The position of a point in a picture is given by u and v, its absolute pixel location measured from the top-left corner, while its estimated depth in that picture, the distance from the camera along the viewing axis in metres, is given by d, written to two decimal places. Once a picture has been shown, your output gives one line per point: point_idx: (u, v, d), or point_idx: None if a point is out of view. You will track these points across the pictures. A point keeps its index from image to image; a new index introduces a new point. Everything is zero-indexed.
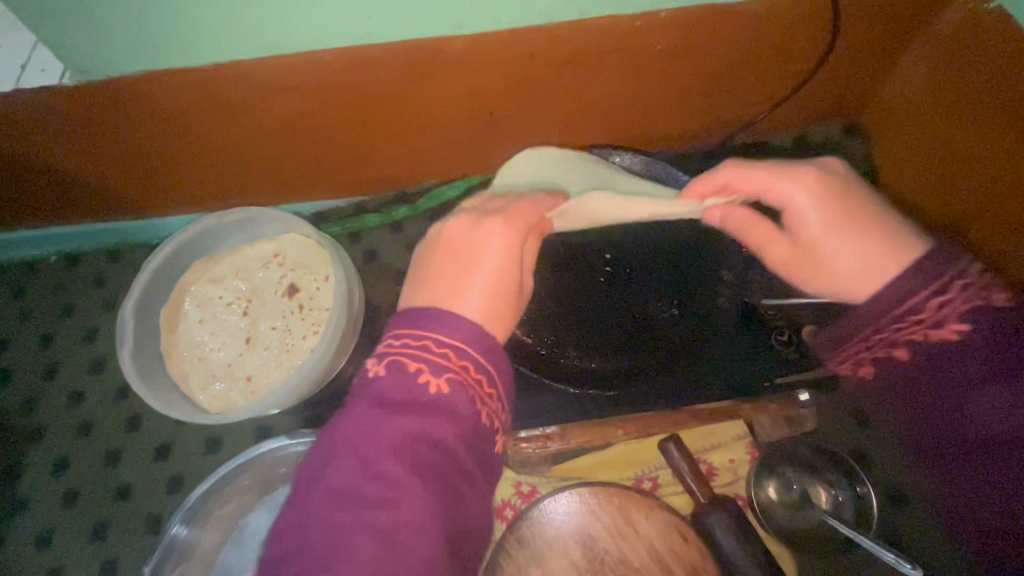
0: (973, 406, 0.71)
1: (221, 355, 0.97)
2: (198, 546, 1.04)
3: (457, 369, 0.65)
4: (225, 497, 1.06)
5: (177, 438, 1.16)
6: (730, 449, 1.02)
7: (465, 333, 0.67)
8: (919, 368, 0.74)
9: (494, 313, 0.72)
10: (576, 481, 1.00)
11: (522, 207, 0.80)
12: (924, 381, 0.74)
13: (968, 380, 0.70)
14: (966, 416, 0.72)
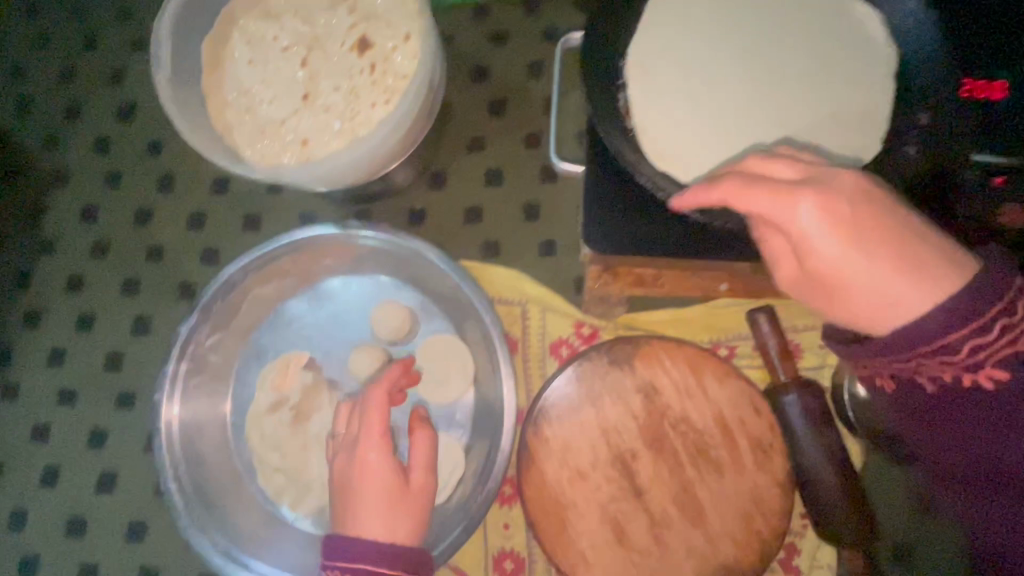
0: (953, 438, 0.50)
1: (270, 108, 0.80)
2: (234, 319, 0.97)
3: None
4: (266, 275, 0.97)
5: (213, 208, 1.06)
6: (825, 336, 0.91)
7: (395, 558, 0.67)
8: (907, 416, 0.52)
9: (390, 513, 0.70)
10: (647, 334, 0.90)
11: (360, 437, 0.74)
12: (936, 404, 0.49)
13: (975, 423, 0.48)
14: (941, 447, 0.51)
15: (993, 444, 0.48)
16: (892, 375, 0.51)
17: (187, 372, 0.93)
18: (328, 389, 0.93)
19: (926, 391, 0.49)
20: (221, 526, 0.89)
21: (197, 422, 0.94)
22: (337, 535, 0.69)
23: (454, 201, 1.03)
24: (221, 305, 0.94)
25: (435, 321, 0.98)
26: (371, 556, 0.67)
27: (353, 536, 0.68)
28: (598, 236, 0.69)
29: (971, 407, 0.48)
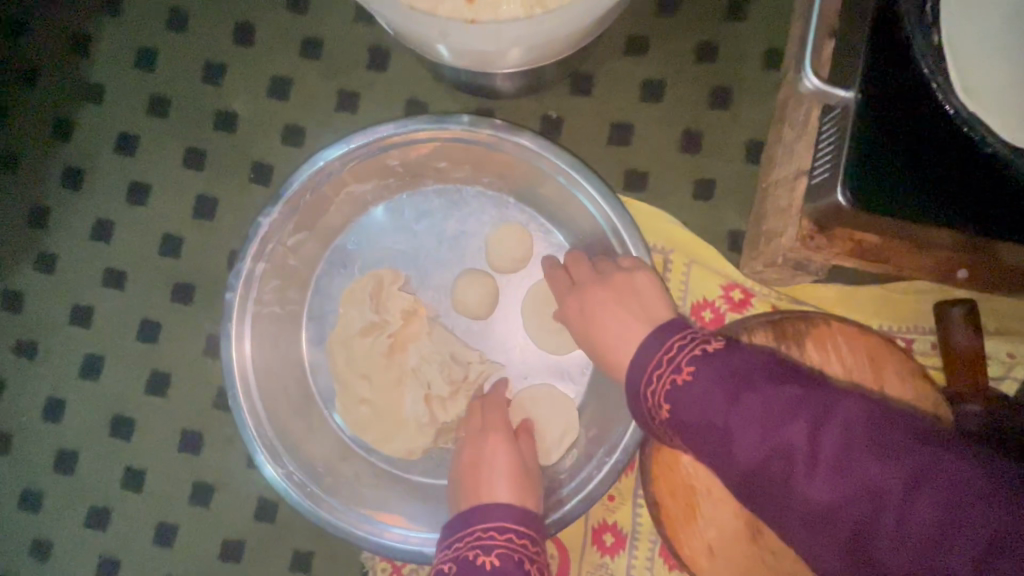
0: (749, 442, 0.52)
1: None
2: (322, 217, 0.81)
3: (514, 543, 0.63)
4: (365, 170, 0.79)
5: (298, 76, 0.86)
6: (1016, 343, 0.78)
7: (522, 520, 0.66)
8: (717, 384, 0.55)
9: (513, 479, 0.70)
10: (816, 310, 0.76)
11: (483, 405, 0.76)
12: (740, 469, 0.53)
13: (732, 395, 0.54)
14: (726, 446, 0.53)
15: (732, 404, 0.53)
16: (699, 357, 0.57)
17: (263, 272, 0.78)
18: (429, 318, 0.78)
19: (688, 398, 0.56)
20: (293, 454, 0.77)
21: (270, 332, 0.80)
22: (464, 511, 0.67)
23: (598, 114, 0.84)
24: (312, 198, 0.78)
25: (561, 257, 0.82)
26: (502, 522, 0.65)
27: (482, 503, 0.67)
28: (861, 180, 0.54)
29: (756, 435, 0.51)
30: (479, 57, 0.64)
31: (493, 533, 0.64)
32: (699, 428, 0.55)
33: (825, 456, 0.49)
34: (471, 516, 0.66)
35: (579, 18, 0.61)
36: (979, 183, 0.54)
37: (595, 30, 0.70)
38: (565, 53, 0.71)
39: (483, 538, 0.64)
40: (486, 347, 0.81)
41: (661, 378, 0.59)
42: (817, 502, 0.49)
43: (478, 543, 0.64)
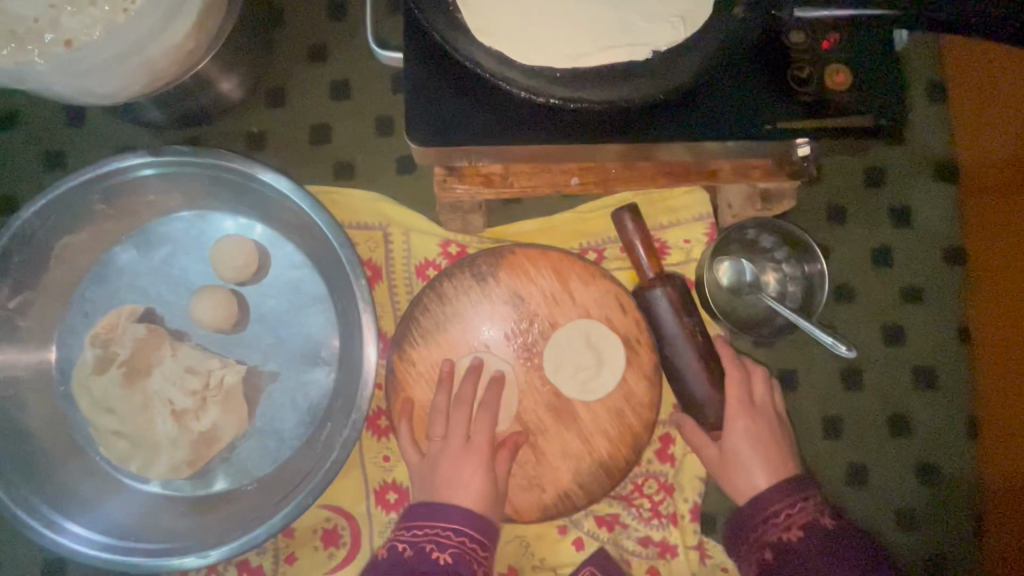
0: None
1: (16, 2, 0.64)
2: (43, 275, 0.84)
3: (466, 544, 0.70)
4: (74, 222, 0.84)
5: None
6: (688, 229, 0.91)
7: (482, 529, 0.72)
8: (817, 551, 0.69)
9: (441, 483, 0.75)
10: (513, 243, 0.86)
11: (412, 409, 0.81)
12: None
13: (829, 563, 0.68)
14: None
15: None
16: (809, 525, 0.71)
17: None
18: (170, 341, 0.84)
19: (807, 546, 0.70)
20: (57, 502, 0.80)
21: (12, 395, 0.82)
22: (427, 507, 0.72)
23: (296, 119, 0.92)
24: (19, 259, 0.81)
25: (284, 248, 0.89)
26: (461, 524, 0.71)
27: (444, 501, 0.73)
28: (419, 122, 0.61)
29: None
30: (102, 87, 0.68)
31: (456, 537, 0.70)
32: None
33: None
34: (425, 511, 0.72)
35: None
36: (517, 108, 0.63)
37: (224, 29, 0.74)
38: (206, 58, 0.74)
39: (443, 537, 0.70)
40: (238, 353, 0.86)
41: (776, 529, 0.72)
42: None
43: (444, 542, 0.69)
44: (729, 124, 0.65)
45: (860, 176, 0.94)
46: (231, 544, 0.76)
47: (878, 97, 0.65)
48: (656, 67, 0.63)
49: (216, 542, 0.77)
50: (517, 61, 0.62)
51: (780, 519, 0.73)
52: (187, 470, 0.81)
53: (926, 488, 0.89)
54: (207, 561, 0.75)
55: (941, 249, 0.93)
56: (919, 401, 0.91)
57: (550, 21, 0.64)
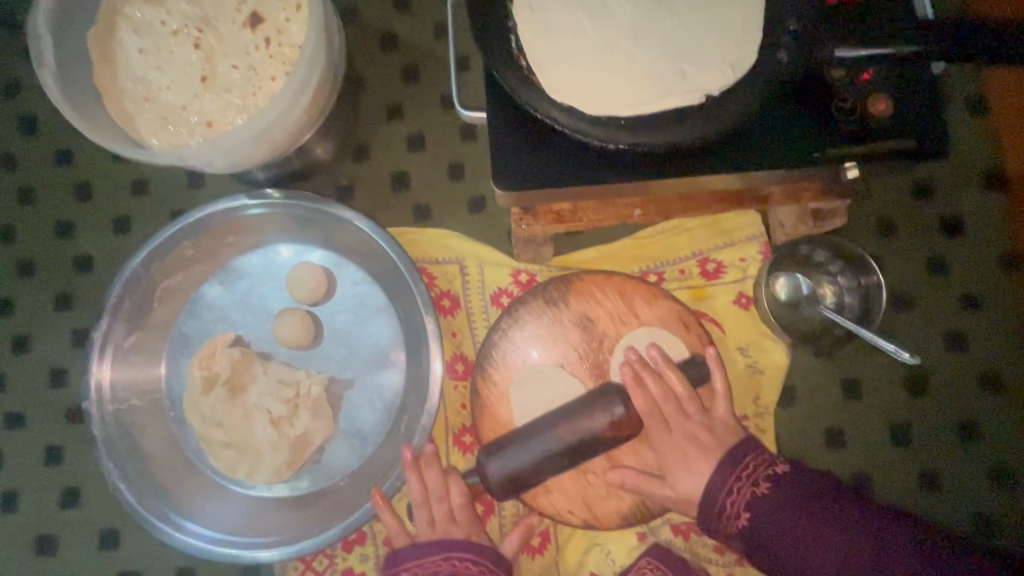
0: (804, 556, 0.71)
1: (169, 95, 0.79)
2: (153, 317, 0.98)
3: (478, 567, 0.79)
4: (172, 267, 0.98)
5: (134, 210, 1.04)
6: (743, 249, 0.96)
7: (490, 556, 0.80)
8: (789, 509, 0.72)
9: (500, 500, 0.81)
10: (579, 270, 0.94)
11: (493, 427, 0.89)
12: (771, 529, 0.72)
13: (801, 514, 0.72)
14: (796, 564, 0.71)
15: (801, 518, 0.71)
16: (772, 478, 0.74)
17: (115, 371, 0.94)
18: (260, 360, 0.95)
19: (762, 521, 0.72)
20: (181, 513, 0.91)
21: (135, 422, 0.95)
22: (431, 541, 0.80)
23: (379, 170, 1.04)
24: (130, 299, 0.94)
25: (348, 267, 1.01)
26: (465, 553, 0.79)
27: (454, 537, 0.81)
28: (502, 172, 0.71)
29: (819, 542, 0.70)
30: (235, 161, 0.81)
31: (460, 563, 0.78)
32: (771, 540, 0.72)
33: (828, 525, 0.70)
34: (435, 547, 0.80)
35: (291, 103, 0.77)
36: (576, 150, 0.72)
37: (326, 106, 0.87)
38: (311, 130, 0.88)
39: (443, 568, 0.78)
40: (319, 366, 0.97)
41: (739, 494, 0.74)
42: (805, 568, 0.71)
43: (442, 568, 0.78)
44: (778, 154, 0.71)
45: (908, 190, 0.97)
46: (338, 528, 0.87)
47: (920, 120, 0.71)
48: (710, 108, 0.70)
49: (321, 529, 0.87)
50: (586, 114, 0.71)
51: (729, 509, 0.74)
52: (288, 471, 0.92)
53: (1003, 492, 0.90)
54: (316, 546, 0.86)
55: (997, 255, 0.95)
56: (986, 404, 0.92)
57: (615, 75, 0.72)
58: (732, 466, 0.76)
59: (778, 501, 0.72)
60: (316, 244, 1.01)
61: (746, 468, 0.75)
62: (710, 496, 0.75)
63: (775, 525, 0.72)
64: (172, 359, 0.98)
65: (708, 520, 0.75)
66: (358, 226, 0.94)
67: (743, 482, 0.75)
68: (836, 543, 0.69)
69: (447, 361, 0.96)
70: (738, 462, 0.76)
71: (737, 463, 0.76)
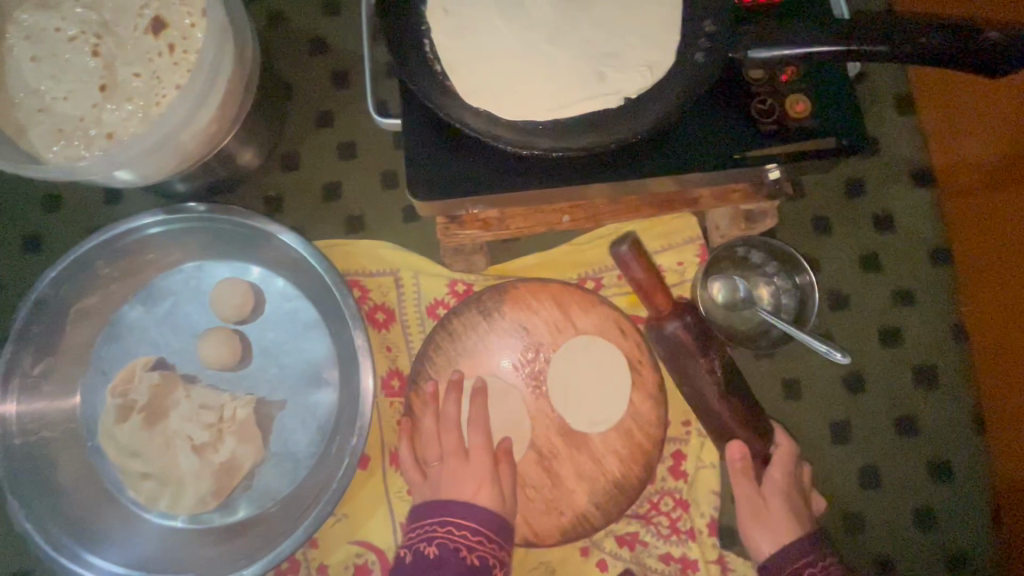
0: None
1: (65, 105, 0.74)
2: (66, 341, 0.92)
3: (478, 533, 0.75)
4: (85, 288, 0.92)
5: (45, 228, 0.98)
6: (681, 251, 0.95)
7: (493, 519, 0.76)
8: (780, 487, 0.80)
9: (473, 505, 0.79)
10: (515, 278, 0.92)
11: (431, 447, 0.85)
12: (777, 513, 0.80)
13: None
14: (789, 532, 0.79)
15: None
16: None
17: (21, 401, 0.87)
18: (183, 383, 0.90)
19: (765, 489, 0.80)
20: (98, 550, 0.85)
21: (46, 456, 0.88)
22: (438, 503, 0.77)
23: (309, 180, 1.00)
24: (37, 323, 0.88)
25: (277, 282, 0.96)
26: (463, 521, 0.75)
27: (457, 499, 0.77)
28: (418, 182, 0.68)
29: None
30: (139, 171, 0.77)
31: (457, 531, 0.74)
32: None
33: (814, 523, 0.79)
34: (436, 509, 0.77)
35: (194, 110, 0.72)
36: (495, 156, 0.69)
37: (241, 111, 0.83)
38: (226, 138, 0.84)
39: (444, 527, 0.75)
40: (247, 386, 0.92)
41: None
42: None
43: (437, 535, 0.74)
44: (700, 157, 0.70)
45: (840, 189, 0.98)
46: (265, 559, 0.82)
47: (839, 120, 0.71)
48: (628, 111, 0.69)
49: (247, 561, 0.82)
50: (502, 119, 0.69)
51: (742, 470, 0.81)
52: (213, 499, 0.86)
53: (942, 487, 0.90)
54: None
55: (928, 250, 0.96)
56: (921, 399, 0.93)
57: (533, 79, 0.70)
58: (807, 548, 0.79)
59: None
60: (242, 258, 0.97)
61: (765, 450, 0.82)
62: (784, 552, 0.80)
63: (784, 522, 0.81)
64: (88, 386, 0.92)
65: (767, 567, 0.81)
66: (282, 238, 0.89)
67: (826, 558, 0.79)
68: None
69: (382, 377, 0.93)
70: (811, 548, 0.79)
71: (812, 545, 0.80)
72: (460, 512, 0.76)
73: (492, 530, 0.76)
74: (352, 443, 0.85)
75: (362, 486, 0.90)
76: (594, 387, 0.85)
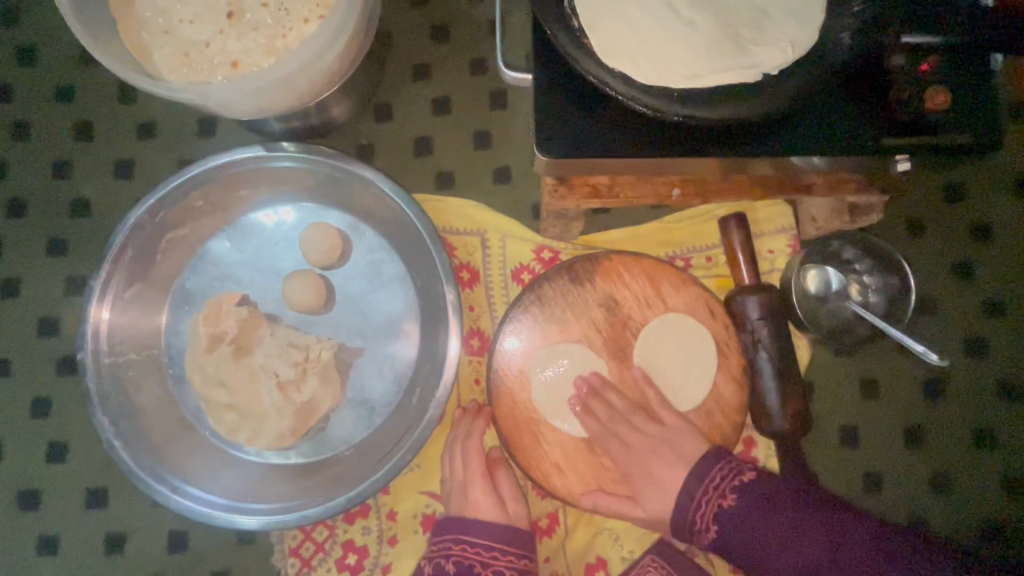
0: (781, 557, 0.70)
1: (191, 30, 0.74)
2: (157, 268, 0.93)
3: (494, 550, 0.80)
4: (178, 218, 0.93)
5: (139, 156, 0.98)
6: (771, 241, 0.95)
7: (504, 535, 0.81)
8: (752, 512, 0.72)
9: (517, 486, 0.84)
10: (605, 250, 0.92)
11: (512, 409, 0.86)
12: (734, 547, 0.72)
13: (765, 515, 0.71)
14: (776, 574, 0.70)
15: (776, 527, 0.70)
16: (740, 487, 0.74)
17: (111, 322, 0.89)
18: (267, 321, 0.91)
19: (726, 532, 0.73)
20: (178, 473, 0.87)
21: (131, 378, 0.90)
22: (453, 520, 0.82)
23: (402, 133, 1.00)
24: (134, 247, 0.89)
25: (365, 232, 0.97)
26: (473, 538, 0.81)
27: (472, 517, 0.82)
28: (545, 138, 0.68)
29: (807, 539, 0.69)
30: (255, 106, 0.77)
31: (473, 549, 0.80)
32: (746, 542, 0.71)
33: (787, 532, 0.70)
34: (450, 528, 0.82)
35: (324, 46, 0.72)
36: (623, 120, 0.69)
37: (355, 55, 0.83)
38: (337, 81, 0.84)
39: (460, 547, 0.80)
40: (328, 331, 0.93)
41: (709, 507, 0.74)
42: (820, 565, 0.68)
43: (453, 554, 0.80)
44: (830, 140, 0.69)
45: (939, 193, 0.96)
46: (342, 499, 0.83)
47: (975, 116, 0.69)
48: (766, 87, 0.68)
49: (325, 500, 0.84)
50: (637, 80, 0.67)
51: (696, 522, 0.75)
52: (292, 437, 0.88)
53: (1011, 500, 0.91)
54: (320, 516, 0.82)
55: (1022, 265, 0.95)
56: (1000, 410, 0.92)
57: (672, 43, 0.68)
58: (701, 476, 0.76)
59: (750, 510, 0.72)
60: (331, 205, 0.97)
61: (713, 480, 0.76)
62: (681, 502, 0.76)
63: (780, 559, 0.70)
64: (173, 314, 0.93)
65: (684, 529, 0.76)
66: (379, 187, 0.90)
67: (711, 494, 0.75)
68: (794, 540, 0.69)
69: (463, 336, 0.94)
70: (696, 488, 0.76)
71: (707, 473, 0.76)
72: (475, 529, 0.81)
73: (505, 540, 0.81)
74: (435, 396, 0.85)
75: (435, 440, 0.92)
76: (677, 365, 0.86)
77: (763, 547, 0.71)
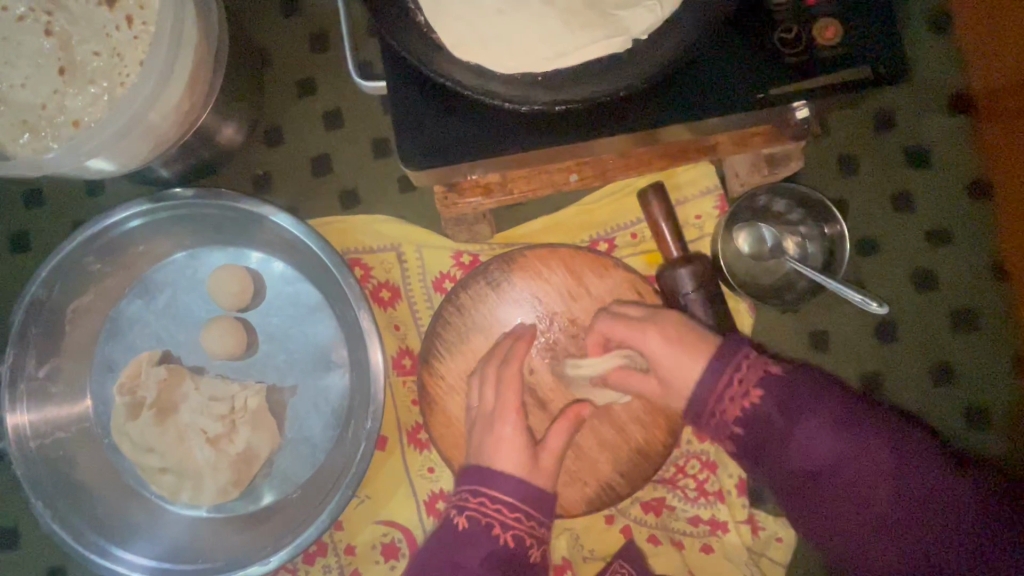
0: (814, 445, 0.61)
1: (24, 93, 0.69)
2: (68, 340, 0.89)
3: (519, 520, 0.68)
4: (78, 287, 0.89)
5: (33, 227, 0.94)
6: (697, 205, 0.90)
7: (533, 500, 0.69)
8: (789, 397, 0.63)
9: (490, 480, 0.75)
10: (522, 246, 0.87)
11: (447, 427, 0.83)
12: (758, 436, 0.63)
13: (793, 407, 0.62)
14: (808, 457, 0.62)
15: (829, 416, 0.62)
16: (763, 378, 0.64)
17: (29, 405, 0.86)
18: (191, 375, 0.88)
19: (758, 407, 0.63)
20: (126, 545, 0.85)
21: (63, 457, 0.88)
22: (477, 470, 0.71)
23: (297, 155, 0.94)
24: (38, 325, 0.85)
25: (276, 266, 0.93)
26: (500, 493, 0.69)
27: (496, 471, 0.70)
28: (411, 151, 0.63)
29: (854, 462, 0.60)
30: (112, 159, 0.72)
31: (493, 506, 0.68)
32: (761, 441, 0.63)
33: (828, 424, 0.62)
34: (475, 477, 0.71)
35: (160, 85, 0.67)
36: (491, 115, 0.64)
37: (211, 84, 0.78)
38: (200, 116, 0.79)
39: (483, 501, 0.68)
40: (256, 373, 0.90)
41: (731, 402, 0.65)
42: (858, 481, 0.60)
43: (469, 509, 0.68)
44: (717, 98, 0.64)
45: (869, 123, 0.90)
46: (290, 545, 0.81)
47: (872, 42, 0.63)
48: (639, 54, 0.62)
49: (274, 549, 0.82)
50: (496, 72, 0.61)
51: (725, 389, 0.65)
52: (234, 489, 0.86)
53: (978, 432, 0.87)
54: (270, 566, 0.81)
55: (965, 184, 0.89)
56: (957, 343, 0.88)
57: (529, 21, 0.61)
58: (721, 359, 0.66)
59: (784, 395, 0.63)
60: (238, 244, 0.93)
61: (735, 368, 0.65)
62: (698, 385, 0.66)
63: (817, 444, 0.61)
64: (97, 384, 0.91)
65: (700, 414, 0.66)
66: (274, 219, 0.85)
67: (740, 370, 0.65)
68: (858, 460, 0.60)
69: (393, 357, 0.90)
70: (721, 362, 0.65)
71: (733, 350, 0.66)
72: (509, 482, 0.69)
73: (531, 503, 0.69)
74: (367, 427, 0.82)
75: (382, 467, 0.89)
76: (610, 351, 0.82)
77: (792, 432, 0.62)
